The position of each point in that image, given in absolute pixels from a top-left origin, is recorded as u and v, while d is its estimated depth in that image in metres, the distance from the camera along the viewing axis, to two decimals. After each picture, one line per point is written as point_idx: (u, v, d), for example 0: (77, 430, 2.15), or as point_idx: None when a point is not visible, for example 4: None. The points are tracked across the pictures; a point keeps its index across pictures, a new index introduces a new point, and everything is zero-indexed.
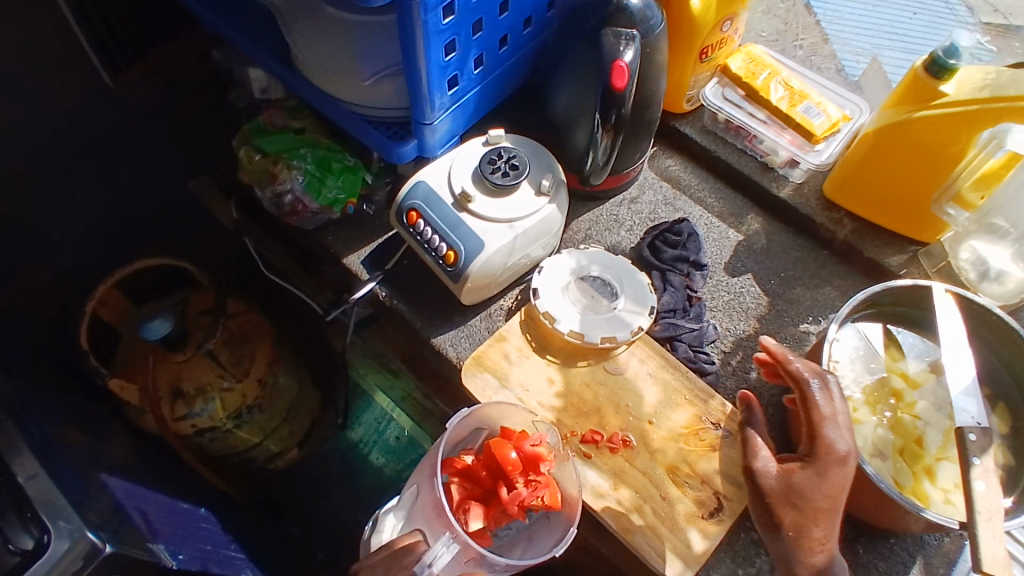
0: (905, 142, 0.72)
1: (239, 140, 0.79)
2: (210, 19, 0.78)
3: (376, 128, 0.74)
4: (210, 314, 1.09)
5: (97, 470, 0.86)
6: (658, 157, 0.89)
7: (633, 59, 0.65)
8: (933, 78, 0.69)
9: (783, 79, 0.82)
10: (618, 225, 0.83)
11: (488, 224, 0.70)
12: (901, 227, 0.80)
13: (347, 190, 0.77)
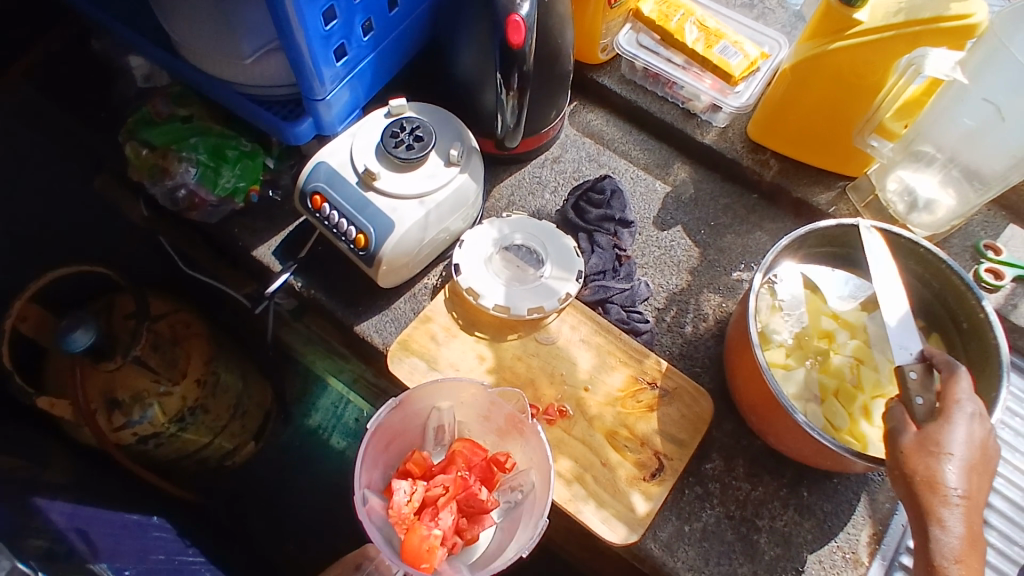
0: (824, 75, 0.70)
1: (124, 135, 0.74)
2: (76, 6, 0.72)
3: (268, 108, 0.70)
4: (134, 318, 1.03)
5: (27, 494, 0.82)
6: (578, 112, 0.85)
7: (530, 11, 0.62)
8: (847, 6, 0.65)
9: (697, 19, 0.78)
10: (542, 187, 0.80)
11: (398, 201, 0.66)
12: (828, 163, 0.78)
13: (247, 177, 0.73)
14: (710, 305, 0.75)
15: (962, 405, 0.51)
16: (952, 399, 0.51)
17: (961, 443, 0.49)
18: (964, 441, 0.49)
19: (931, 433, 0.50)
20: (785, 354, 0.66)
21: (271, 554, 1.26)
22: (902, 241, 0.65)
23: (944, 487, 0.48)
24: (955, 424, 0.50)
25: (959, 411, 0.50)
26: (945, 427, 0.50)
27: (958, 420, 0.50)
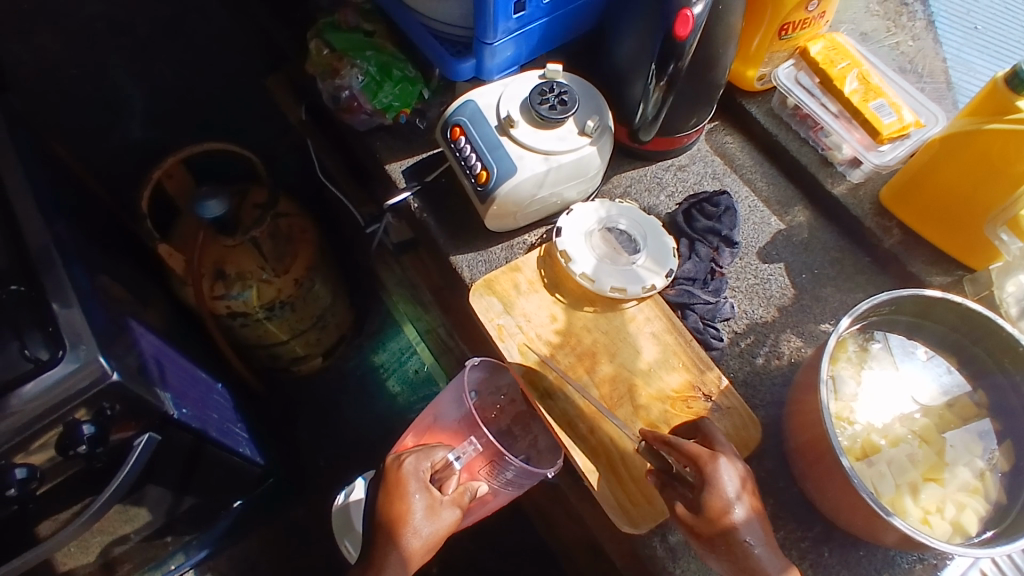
0: (970, 155, 0.68)
1: (312, 32, 0.83)
2: None
3: (440, 42, 0.77)
4: (260, 210, 1.13)
5: (128, 316, 0.91)
6: (716, 131, 0.87)
7: (702, 12, 0.64)
8: (1012, 92, 0.65)
9: (861, 72, 0.79)
10: (659, 188, 0.82)
11: (526, 152, 0.70)
12: (953, 249, 0.76)
13: (401, 99, 0.79)
14: (788, 346, 0.74)
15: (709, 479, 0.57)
16: (710, 470, 0.57)
17: (731, 507, 0.55)
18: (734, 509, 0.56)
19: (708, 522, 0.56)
20: (850, 409, 0.65)
21: (303, 462, 1.33)
22: (1005, 335, 0.63)
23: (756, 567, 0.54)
24: (722, 498, 0.56)
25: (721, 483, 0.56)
26: (712, 505, 0.55)
27: (718, 493, 0.56)
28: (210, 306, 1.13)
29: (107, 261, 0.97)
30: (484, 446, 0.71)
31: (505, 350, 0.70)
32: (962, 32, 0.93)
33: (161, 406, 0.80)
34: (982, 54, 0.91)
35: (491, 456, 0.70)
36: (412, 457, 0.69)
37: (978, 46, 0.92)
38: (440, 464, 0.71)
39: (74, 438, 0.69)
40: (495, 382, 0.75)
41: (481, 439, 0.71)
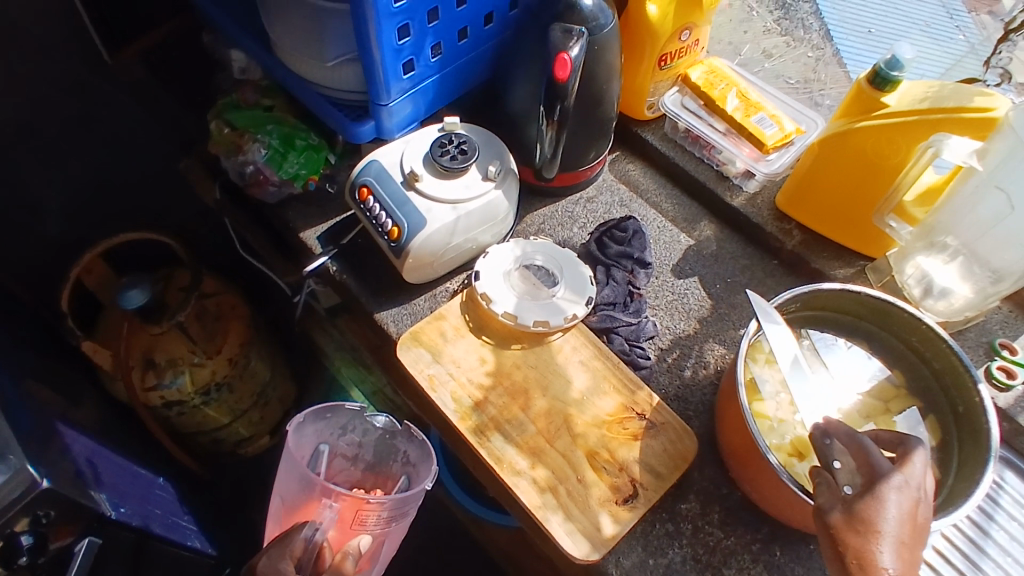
0: (848, 152, 0.73)
1: (211, 114, 0.83)
2: (209, 10, 0.86)
3: (340, 110, 0.79)
4: (185, 292, 1.13)
5: (53, 419, 0.87)
6: (618, 162, 0.91)
7: (579, 53, 0.68)
8: (877, 89, 0.71)
9: (740, 91, 0.84)
10: (572, 221, 0.85)
11: (434, 203, 0.72)
12: (849, 240, 0.81)
13: (308, 166, 0.81)
14: (712, 355, 0.76)
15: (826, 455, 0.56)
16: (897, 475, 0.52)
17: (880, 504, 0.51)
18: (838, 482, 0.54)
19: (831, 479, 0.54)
20: (776, 407, 0.67)
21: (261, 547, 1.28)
22: (907, 315, 0.67)
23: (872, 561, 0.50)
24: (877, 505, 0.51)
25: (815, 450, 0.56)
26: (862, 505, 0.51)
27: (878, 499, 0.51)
28: (143, 398, 1.11)
29: (26, 365, 0.94)
30: (341, 501, 0.67)
31: (438, 399, 0.70)
32: (853, 34, 0.99)
33: (97, 506, 0.76)
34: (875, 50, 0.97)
35: (354, 505, 0.67)
36: (267, 559, 0.63)
37: (873, 46, 0.97)
38: (300, 550, 0.64)
39: (14, 550, 0.65)
40: (340, 423, 0.79)
41: (334, 496, 0.67)
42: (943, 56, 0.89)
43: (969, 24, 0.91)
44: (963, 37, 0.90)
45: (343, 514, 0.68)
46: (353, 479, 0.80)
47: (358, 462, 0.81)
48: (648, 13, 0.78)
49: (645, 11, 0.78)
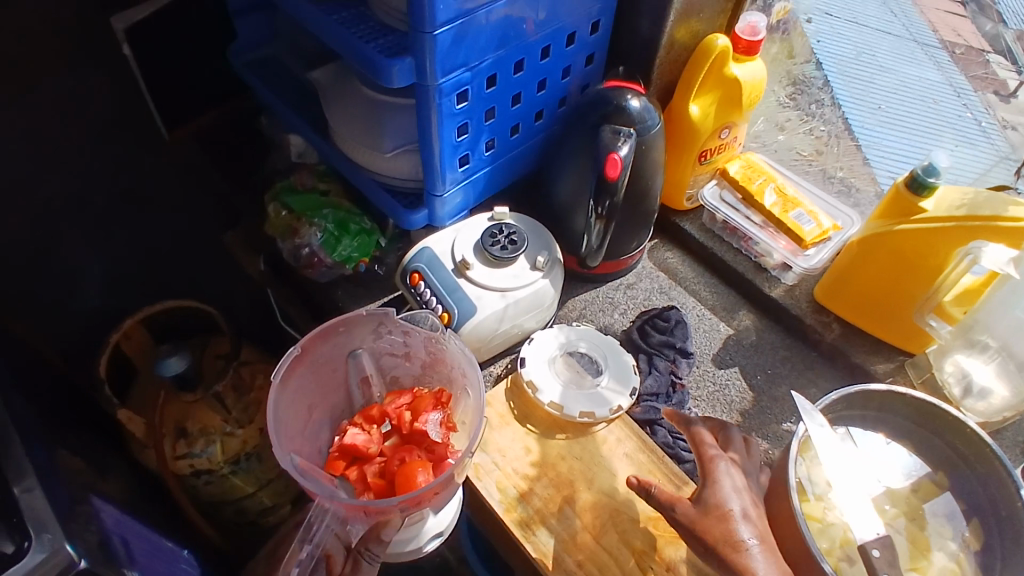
0: (887, 252, 0.75)
1: (269, 196, 0.86)
2: (269, 98, 0.90)
3: (393, 196, 0.83)
4: (223, 359, 1.14)
5: (90, 493, 0.87)
6: (657, 249, 0.93)
7: (628, 153, 0.71)
8: (914, 193, 0.73)
9: (777, 186, 0.87)
10: (612, 307, 0.87)
11: (483, 291, 0.74)
12: (888, 334, 0.82)
13: (359, 249, 0.83)
14: (755, 449, 0.76)
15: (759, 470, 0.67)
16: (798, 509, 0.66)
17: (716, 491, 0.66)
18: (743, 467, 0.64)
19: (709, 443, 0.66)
20: (824, 508, 0.65)
21: None
22: (951, 418, 0.67)
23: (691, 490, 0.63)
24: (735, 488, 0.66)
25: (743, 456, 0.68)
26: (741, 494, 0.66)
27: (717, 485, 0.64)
28: (172, 466, 1.11)
29: (65, 435, 0.94)
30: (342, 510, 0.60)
31: (484, 488, 0.70)
32: (867, 114, 1.01)
33: None
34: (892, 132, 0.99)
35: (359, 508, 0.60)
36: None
37: (889, 126, 1.00)
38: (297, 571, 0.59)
39: None
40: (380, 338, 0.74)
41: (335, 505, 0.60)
42: (958, 142, 0.94)
43: (978, 104, 0.95)
44: (973, 119, 0.95)
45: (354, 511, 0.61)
46: (413, 374, 0.77)
47: (411, 360, 0.76)
48: (691, 113, 0.81)
49: (688, 111, 0.81)
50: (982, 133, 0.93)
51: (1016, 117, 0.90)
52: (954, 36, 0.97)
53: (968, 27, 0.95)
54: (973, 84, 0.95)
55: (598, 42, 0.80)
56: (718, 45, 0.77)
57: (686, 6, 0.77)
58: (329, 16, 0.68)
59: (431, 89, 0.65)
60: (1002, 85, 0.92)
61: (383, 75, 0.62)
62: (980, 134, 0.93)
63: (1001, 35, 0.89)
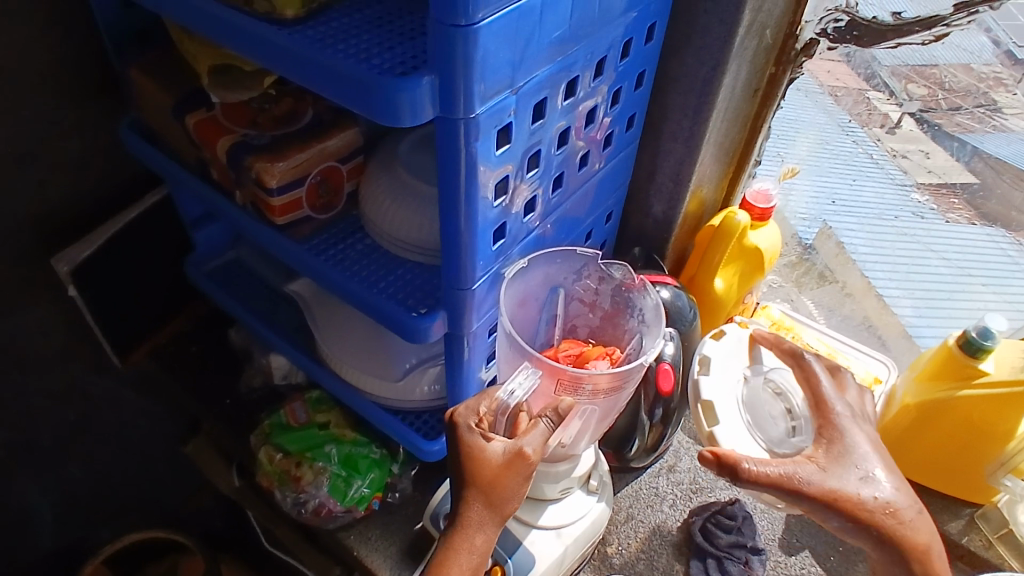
0: (951, 416, 0.71)
1: (258, 438, 0.76)
2: (241, 315, 0.78)
3: (404, 421, 0.70)
4: None
5: None
6: (689, 418, 0.86)
7: (675, 354, 0.66)
8: (971, 356, 0.69)
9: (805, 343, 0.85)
10: (659, 499, 0.78)
11: (536, 531, 0.66)
12: (948, 488, 0.77)
13: (373, 485, 0.73)
14: None
15: (809, 362, 0.58)
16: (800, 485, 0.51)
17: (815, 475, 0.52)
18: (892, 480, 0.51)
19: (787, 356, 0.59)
20: None
21: None
22: None
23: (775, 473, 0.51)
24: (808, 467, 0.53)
25: (811, 370, 0.57)
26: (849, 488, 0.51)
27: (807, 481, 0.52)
28: None
29: None
30: (543, 369, 0.55)
31: None
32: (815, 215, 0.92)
33: None
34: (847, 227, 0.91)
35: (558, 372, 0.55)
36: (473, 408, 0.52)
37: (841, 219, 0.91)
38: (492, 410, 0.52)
39: None
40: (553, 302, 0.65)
41: (535, 363, 0.55)
42: (855, 178, 0.87)
43: (865, 137, 0.85)
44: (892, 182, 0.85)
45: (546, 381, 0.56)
46: (593, 328, 0.66)
47: (596, 310, 0.66)
48: (715, 287, 0.75)
49: (711, 285, 0.75)
50: (877, 166, 0.85)
51: (903, 146, 0.82)
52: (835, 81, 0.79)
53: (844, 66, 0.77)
54: (856, 119, 0.84)
55: (610, 227, 0.74)
56: (739, 223, 0.71)
57: (699, 181, 0.72)
58: (323, 259, 0.58)
59: (464, 338, 0.57)
60: (884, 117, 0.81)
61: (419, 336, 0.54)
62: (876, 167, 0.86)
63: (875, 73, 0.77)
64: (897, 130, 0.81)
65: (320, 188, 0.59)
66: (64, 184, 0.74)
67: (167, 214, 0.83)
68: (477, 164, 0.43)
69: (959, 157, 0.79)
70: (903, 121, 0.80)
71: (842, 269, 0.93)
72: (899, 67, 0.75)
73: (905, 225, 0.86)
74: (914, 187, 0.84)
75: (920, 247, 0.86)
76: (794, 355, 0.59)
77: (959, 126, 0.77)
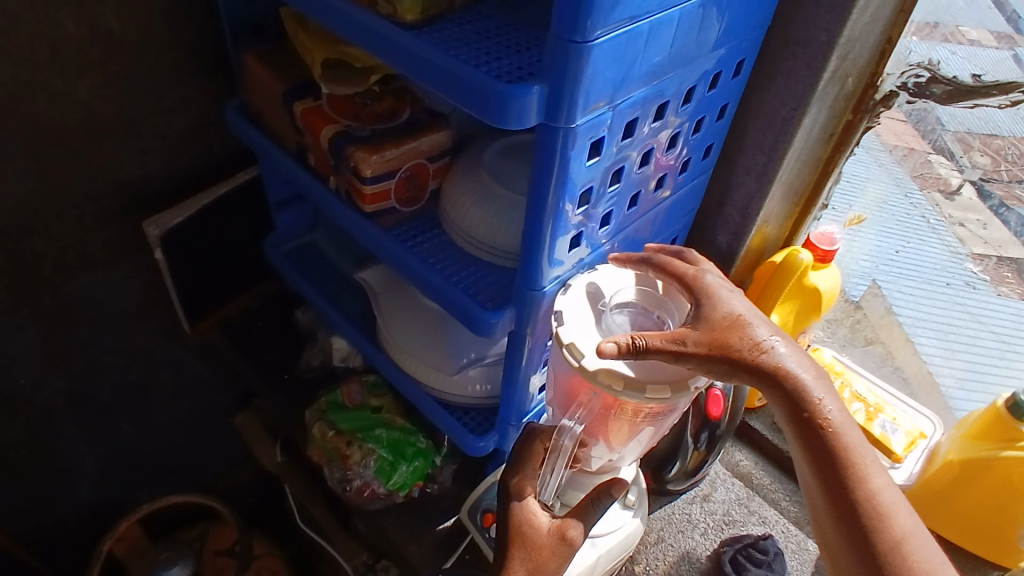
0: (990, 476, 0.70)
1: (313, 412, 0.80)
2: (310, 294, 0.82)
3: (454, 413, 0.73)
4: (229, 556, 0.98)
5: None
6: (729, 450, 0.87)
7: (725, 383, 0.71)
8: (1018, 419, 0.69)
9: (854, 389, 0.85)
10: (691, 525, 0.79)
11: None
12: (980, 548, 0.75)
13: (415, 473, 0.76)
14: None
15: (703, 280, 0.52)
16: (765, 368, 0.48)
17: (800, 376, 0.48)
18: (879, 477, 0.48)
19: (723, 366, 0.47)
20: None
21: None
22: None
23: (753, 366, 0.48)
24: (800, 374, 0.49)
25: (798, 372, 0.48)
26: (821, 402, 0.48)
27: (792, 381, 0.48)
28: None
29: None
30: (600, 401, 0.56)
31: None
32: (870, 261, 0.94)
33: None
34: (897, 280, 0.92)
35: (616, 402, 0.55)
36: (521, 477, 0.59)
37: (893, 272, 0.92)
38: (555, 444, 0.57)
39: None
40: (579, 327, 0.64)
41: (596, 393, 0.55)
42: (910, 240, 0.89)
43: (924, 201, 0.87)
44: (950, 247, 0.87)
45: (603, 403, 0.56)
46: None
47: None
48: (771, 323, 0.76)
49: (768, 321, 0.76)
50: (933, 232, 0.88)
51: (962, 213, 0.85)
52: (898, 141, 0.82)
53: (906, 127, 0.80)
54: (917, 180, 0.86)
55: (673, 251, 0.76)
56: (802, 261, 0.73)
57: (766, 218, 0.74)
58: (406, 247, 0.62)
59: (527, 337, 0.59)
60: (946, 183, 0.84)
61: (486, 330, 0.57)
62: (932, 234, 0.88)
63: (939, 136, 0.80)
64: (956, 197, 0.84)
65: (408, 183, 0.63)
66: (165, 156, 0.80)
67: (254, 196, 0.88)
68: (570, 171, 0.46)
69: (1016, 231, 0.81)
70: (963, 188, 0.83)
71: (886, 334, 0.95)
72: (963, 132, 0.78)
73: (957, 294, 0.88)
74: (968, 256, 0.86)
75: (970, 318, 0.87)
76: (665, 266, 0.54)
77: (1016, 198, 0.79)
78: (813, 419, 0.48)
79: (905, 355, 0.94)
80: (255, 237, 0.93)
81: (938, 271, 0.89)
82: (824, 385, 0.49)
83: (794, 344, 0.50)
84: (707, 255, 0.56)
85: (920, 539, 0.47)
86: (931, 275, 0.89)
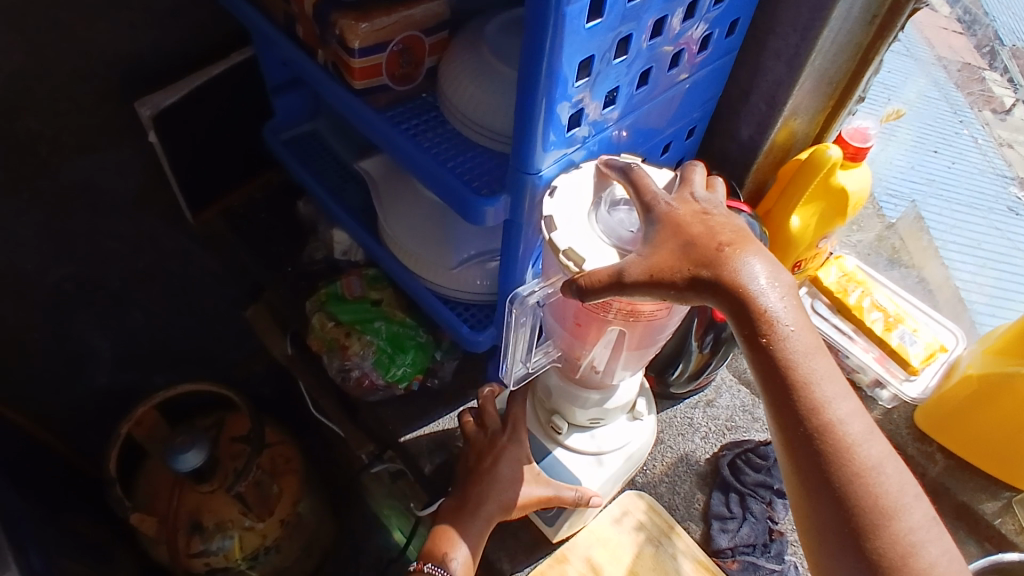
0: (1013, 393, 0.67)
1: (314, 303, 0.79)
2: (308, 182, 0.79)
3: (452, 308, 0.71)
4: (243, 443, 0.99)
5: None
6: (736, 357, 0.84)
7: None
8: None
9: (874, 300, 0.81)
10: (692, 429, 0.78)
11: (574, 454, 0.67)
12: (992, 467, 0.73)
13: (414, 365, 0.75)
14: None
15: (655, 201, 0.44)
16: (711, 283, 0.40)
17: (761, 296, 0.39)
18: (846, 404, 0.40)
19: (669, 287, 0.41)
20: None
21: None
22: None
23: (700, 286, 0.40)
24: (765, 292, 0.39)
25: (757, 289, 0.39)
26: (784, 325, 0.40)
27: (750, 299, 0.39)
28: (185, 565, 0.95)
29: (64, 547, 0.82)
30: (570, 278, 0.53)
31: None
32: (909, 177, 0.91)
33: None
34: (934, 202, 0.89)
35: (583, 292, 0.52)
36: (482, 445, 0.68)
37: (930, 193, 0.89)
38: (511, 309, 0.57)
39: None
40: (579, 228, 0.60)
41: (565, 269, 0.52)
42: (954, 160, 0.88)
43: (973, 119, 0.86)
44: (995, 169, 0.85)
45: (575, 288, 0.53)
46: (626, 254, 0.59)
47: None
48: (792, 225, 0.71)
49: (788, 223, 0.71)
50: (979, 151, 0.86)
51: (1012, 134, 0.83)
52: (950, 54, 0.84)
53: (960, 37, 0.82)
54: (968, 99, 0.85)
55: (691, 145, 0.71)
56: (830, 158, 0.67)
57: (794, 110, 0.68)
58: (400, 129, 0.58)
59: (523, 228, 0.56)
60: (997, 102, 0.83)
61: (479, 218, 0.54)
62: (976, 151, 0.87)
63: (995, 52, 0.80)
64: (1008, 117, 0.83)
65: (401, 58, 0.59)
66: (154, 31, 0.76)
67: (251, 78, 0.84)
68: (563, 35, 0.41)
69: None
70: (1015, 108, 0.81)
71: (916, 252, 0.90)
72: (1020, 48, 0.77)
73: (996, 218, 0.86)
74: (1013, 179, 0.85)
75: (1007, 244, 0.85)
76: (637, 183, 0.46)
77: None
78: (772, 349, 0.39)
79: (936, 273, 0.88)
80: (256, 124, 0.89)
81: (980, 193, 0.86)
82: (791, 303, 0.40)
83: (762, 250, 0.41)
84: (717, 180, 0.48)
85: (883, 474, 0.39)
86: (972, 197, 0.87)
